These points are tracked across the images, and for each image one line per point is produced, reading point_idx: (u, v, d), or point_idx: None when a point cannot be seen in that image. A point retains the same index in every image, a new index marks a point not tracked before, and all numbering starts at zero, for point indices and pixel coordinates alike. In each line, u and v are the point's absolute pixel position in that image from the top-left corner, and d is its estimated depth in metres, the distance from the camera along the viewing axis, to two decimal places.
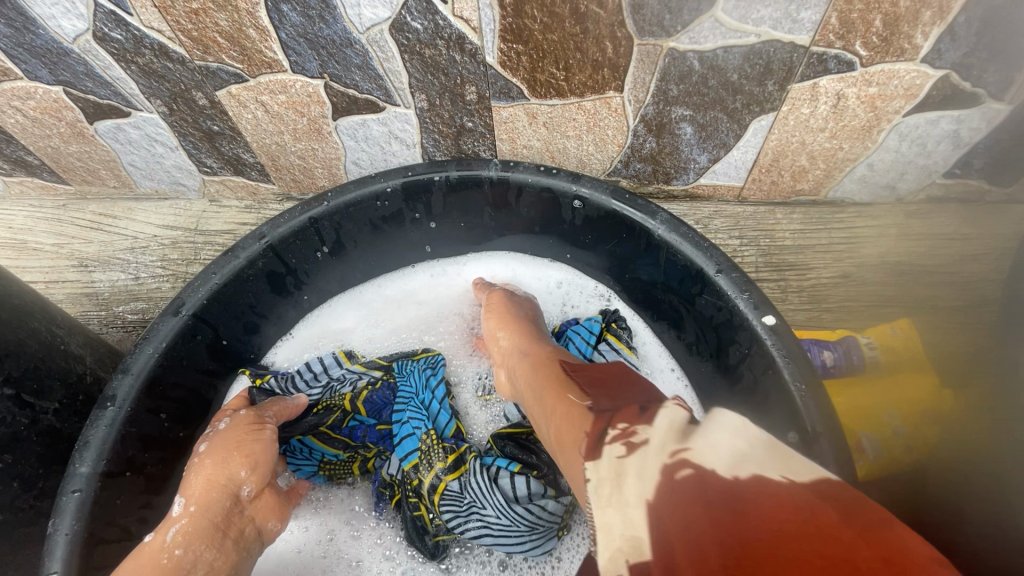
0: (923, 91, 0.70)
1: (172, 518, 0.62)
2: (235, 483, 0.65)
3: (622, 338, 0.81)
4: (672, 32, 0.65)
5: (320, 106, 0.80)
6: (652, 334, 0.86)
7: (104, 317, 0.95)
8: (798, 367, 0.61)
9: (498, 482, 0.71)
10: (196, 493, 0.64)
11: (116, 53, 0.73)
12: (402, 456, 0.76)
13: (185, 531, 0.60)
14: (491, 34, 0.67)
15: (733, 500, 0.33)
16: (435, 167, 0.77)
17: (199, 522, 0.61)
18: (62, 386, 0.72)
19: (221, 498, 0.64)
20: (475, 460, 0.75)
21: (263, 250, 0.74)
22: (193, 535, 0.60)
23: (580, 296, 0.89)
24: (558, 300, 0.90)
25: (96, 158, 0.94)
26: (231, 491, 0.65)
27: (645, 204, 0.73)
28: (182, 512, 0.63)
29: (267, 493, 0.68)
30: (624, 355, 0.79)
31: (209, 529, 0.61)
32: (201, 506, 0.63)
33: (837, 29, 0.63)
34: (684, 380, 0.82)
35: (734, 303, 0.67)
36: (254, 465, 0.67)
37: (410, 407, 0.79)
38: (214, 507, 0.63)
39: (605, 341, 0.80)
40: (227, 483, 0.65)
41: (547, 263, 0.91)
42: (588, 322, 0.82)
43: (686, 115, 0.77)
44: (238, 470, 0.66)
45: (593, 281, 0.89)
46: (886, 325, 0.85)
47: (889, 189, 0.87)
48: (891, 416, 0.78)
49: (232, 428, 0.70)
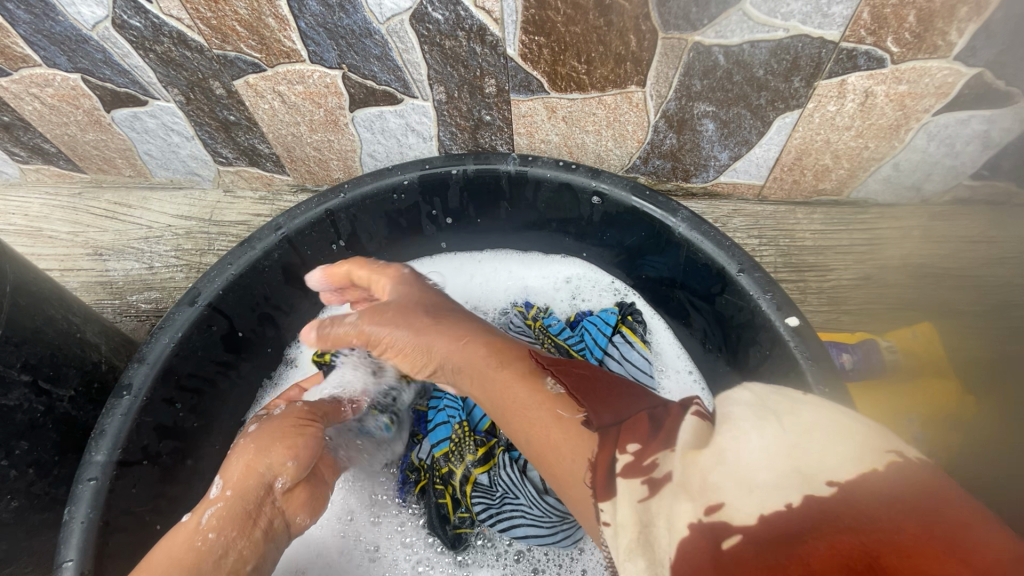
0: (954, 89, 0.68)
1: (209, 499, 0.63)
2: (271, 474, 0.65)
3: (637, 331, 0.80)
4: (698, 26, 0.64)
5: (337, 97, 0.79)
6: (670, 334, 0.84)
7: (117, 306, 0.96)
8: (820, 368, 0.60)
9: (528, 474, 0.74)
10: (234, 478, 0.64)
11: (135, 41, 0.73)
12: (434, 443, 0.77)
13: (219, 515, 0.61)
14: (513, 26, 0.66)
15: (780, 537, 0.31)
16: (453, 160, 0.76)
17: (232, 508, 0.62)
18: (78, 374, 0.72)
19: (256, 488, 0.64)
20: (504, 454, 0.75)
21: (279, 241, 0.74)
22: (225, 521, 0.61)
23: (591, 290, 0.88)
24: (568, 294, 0.88)
25: (112, 147, 0.94)
26: (266, 482, 0.64)
27: (666, 201, 0.72)
28: (219, 495, 0.63)
29: (302, 488, 0.68)
30: (637, 349, 0.79)
31: (242, 517, 0.62)
32: (236, 493, 0.63)
33: (869, 24, 0.61)
34: (700, 383, 0.80)
35: (756, 304, 0.66)
36: (297, 459, 0.66)
37: (449, 397, 0.81)
38: (249, 495, 0.63)
39: (619, 333, 0.80)
40: (264, 473, 0.64)
41: (560, 258, 0.89)
42: (604, 313, 0.82)
43: (708, 111, 0.75)
44: (279, 462, 0.65)
45: (609, 276, 0.88)
46: (908, 329, 0.84)
47: (914, 189, 0.85)
48: (911, 421, 0.77)
49: (281, 417, 0.69)
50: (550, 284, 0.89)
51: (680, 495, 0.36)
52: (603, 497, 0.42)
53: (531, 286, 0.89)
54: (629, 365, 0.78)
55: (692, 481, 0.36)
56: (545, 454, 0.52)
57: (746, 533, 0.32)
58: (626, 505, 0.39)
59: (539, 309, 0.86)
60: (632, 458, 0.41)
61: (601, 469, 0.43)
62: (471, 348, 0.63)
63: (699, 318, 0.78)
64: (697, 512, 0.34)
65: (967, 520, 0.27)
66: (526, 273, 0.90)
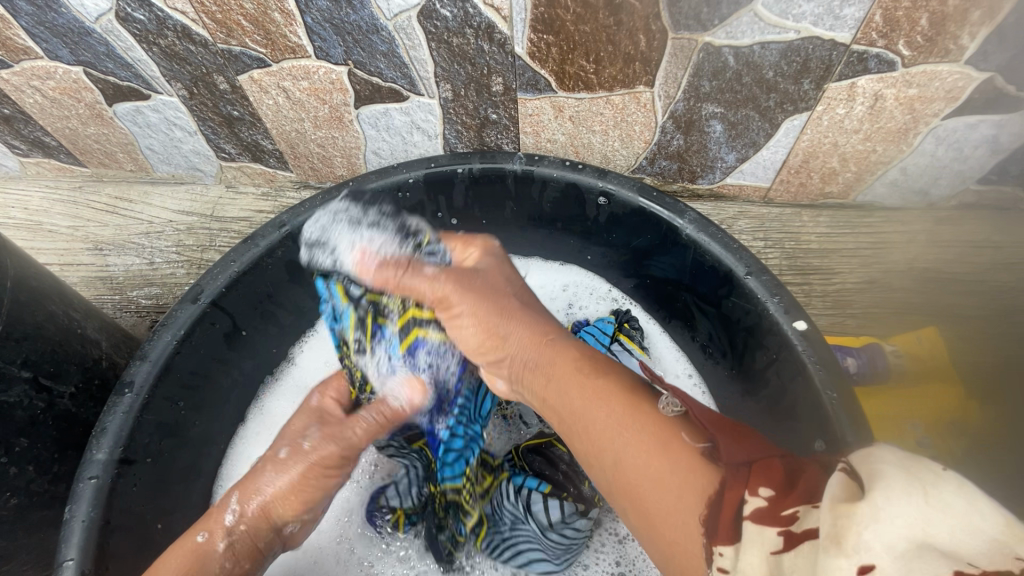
0: (965, 94, 0.67)
1: (220, 523, 0.60)
2: (284, 521, 0.63)
3: (635, 338, 0.80)
4: (709, 26, 0.63)
5: (343, 93, 0.79)
6: (669, 339, 0.85)
7: (118, 301, 0.95)
8: (829, 373, 0.60)
9: (533, 511, 0.69)
10: (251, 513, 0.60)
11: (138, 34, 0.72)
12: (447, 473, 0.68)
13: (235, 547, 0.59)
14: (521, 24, 0.65)
15: None
16: (459, 159, 0.75)
17: (247, 544, 0.60)
18: (78, 370, 0.71)
19: (267, 531, 0.61)
20: (506, 484, 0.73)
21: (283, 239, 0.73)
22: (240, 552, 0.59)
23: (588, 297, 0.88)
24: (565, 302, 0.88)
25: (114, 141, 0.93)
26: (277, 527, 0.62)
27: (673, 202, 0.71)
28: (231, 523, 0.60)
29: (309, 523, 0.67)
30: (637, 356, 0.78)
31: (252, 550, 0.60)
32: (252, 531, 0.60)
33: (881, 27, 0.61)
34: (702, 387, 0.80)
35: (764, 307, 0.65)
36: (310, 510, 0.64)
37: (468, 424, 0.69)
38: (260, 534, 0.61)
39: (619, 341, 0.78)
40: (279, 520, 0.62)
41: (557, 266, 0.89)
42: (600, 322, 0.80)
43: (717, 112, 0.75)
44: (296, 510, 0.63)
45: (607, 283, 0.88)
46: (912, 333, 0.84)
47: (921, 193, 0.85)
48: (915, 426, 0.78)
49: (308, 458, 0.63)
50: (547, 290, 0.88)
51: (829, 549, 0.31)
52: (723, 543, 0.37)
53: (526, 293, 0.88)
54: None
55: (841, 531, 0.31)
56: (629, 486, 0.45)
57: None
58: (754, 554, 0.35)
59: None
60: (768, 505, 0.36)
61: (726, 512, 0.38)
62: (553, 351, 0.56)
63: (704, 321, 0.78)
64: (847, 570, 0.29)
65: None
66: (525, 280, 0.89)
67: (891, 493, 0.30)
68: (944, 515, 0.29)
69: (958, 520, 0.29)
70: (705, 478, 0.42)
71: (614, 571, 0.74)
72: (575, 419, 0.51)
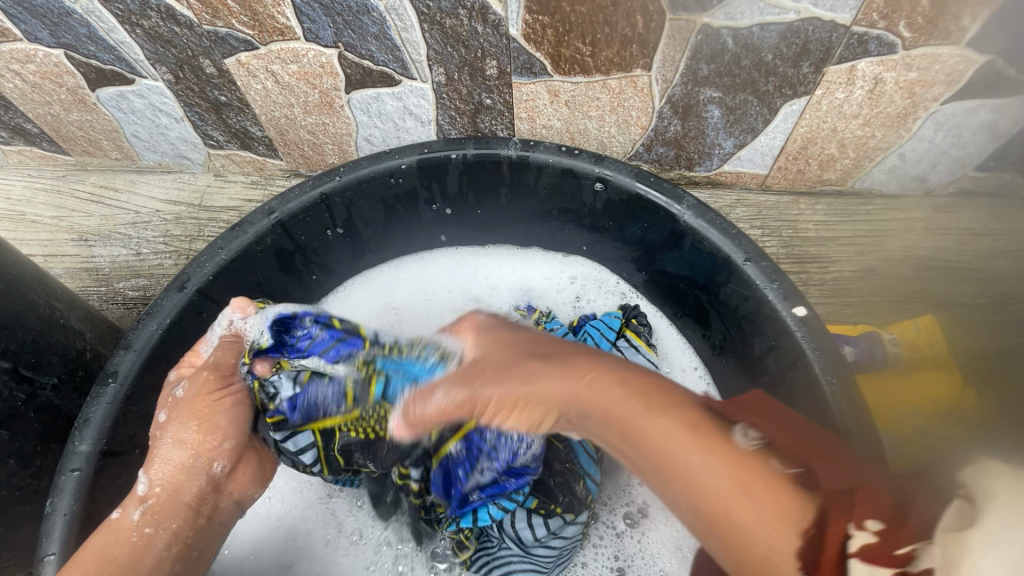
0: (964, 78, 0.67)
1: (137, 496, 0.57)
2: (205, 462, 0.59)
3: (642, 335, 0.77)
4: (707, 7, 0.62)
5: (333, 78, 0.77)
6: (673, 332, 0.82)
7: (104, 293, 0.93)
8: (829, 359, 0.59)
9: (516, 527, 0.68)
10: (160, 475, 0.57)
11: (121, 15, 0.70)
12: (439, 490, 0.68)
13: (153, 510, 0.56)
14: (516, 4, 0.64)
15: None
16: (453, 144, 0.74)
17: (174, 508, 0.57)
18: (61, 362, 0.69)
19: (191, 481, 0.58)
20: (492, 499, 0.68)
21: (272, 226, 0.71)
22: (166, 515, 0.56)
23: (597, 291, 0.86)
24: (572, 294, 0.86)
25: (98, 128, 0.91)
26: (203, 471, 0.59)
27: (671, 188, 0.70)
28: (148, 491, 0.57)
29: (245, 463, 0.62)
30: (643, 353, 0.75)
31: (182, 510, 0.57)
32: (170, 489, 0.57)
33: (882, 8, 0.60)
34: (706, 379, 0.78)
35: (763, 293, 0.64)
36: (230, 439, 0.61)
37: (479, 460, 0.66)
38: (183, 489, 0.58)
39: (624, 338, 0.77)
40: (197, 466, 0.59)
41: (562, 258, 0.88)
42: (607, 318, 0.79)
43: (714, 97, 0.74)
44: (202, 450, 0.59)
45: (614, 276, 0.86)
46: (910, 321, 0.84)
47: (919, 180, 0.84)
48: (913, 415, 0.78)
49: (188, 391, 0.61)
50: (554, 281, 0.87)
51: None
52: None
53: (535, 287, 0.87)
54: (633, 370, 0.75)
55: (955, 555, 0.30)
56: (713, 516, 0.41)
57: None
58: None
59: (542, 313, 0.80)
60: (879, 541, 0.34)
61: (830, 546, 0.35)
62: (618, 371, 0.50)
63: (704, 310, 0.77)
64: None
65: None
66: (529, 271, 0.87)
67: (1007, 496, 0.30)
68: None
69: None
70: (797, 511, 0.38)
71: (613, 566, 0.73)
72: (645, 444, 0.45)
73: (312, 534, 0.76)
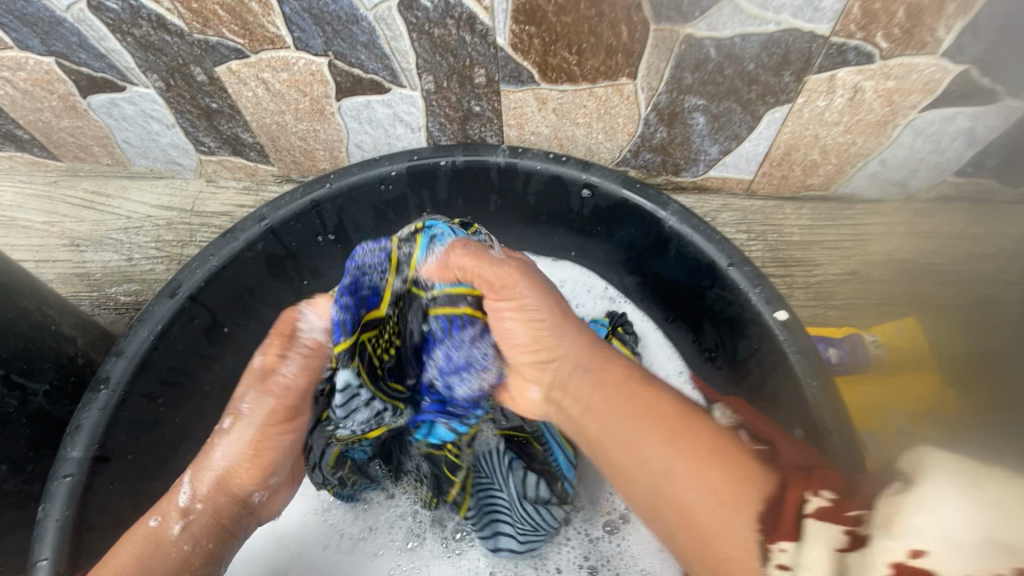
0: (941, 87, 0.68)
1: (178, 507, 0.62)
2: (246, 491, 0.66)
3: (627, 343, 0.77)
4: (690, 18, 0.63)
5: (323, 85, 0.78)
6: (659, 337, 0.83)
7: (96, 299, 0.94)
8: (809, 362, 0.61)
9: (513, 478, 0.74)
10: (205, 491, 0.64)
11: (112, 24, 0.71)
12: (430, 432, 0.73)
13: (192, 525, 0.62)
14: (503, 14, 0.65)
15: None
16: (442, 151, 0.75)
17: (208, 523, 0.63)
18: (53, 368, 0.70)
19: (230, 504, 0.65)
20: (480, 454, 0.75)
21: (263, 232, 0.72)
22: (200, 531, 0.62)
23: (585, 295, 0.86)
24: (561, 298, 0.86)
25: (89, 134, 0.91)
26: (242, 498, 0.66)
27: (656, 194, 0.71)
28: (188, 505, 0.63)
29: (278, 493, 0.70)
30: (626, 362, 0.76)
31: (217, 531, 0.63)
32: (210, 507, 0.64)
33: (859, 19, 0.61)
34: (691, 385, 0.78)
35: (746, 297, 0.66)
36: (273, 475, 0.68)
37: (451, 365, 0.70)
38: (222, 510, 0.64)
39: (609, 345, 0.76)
40: (238, 492, 0.66)
41: (551, 262, 0.88)
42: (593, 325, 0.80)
43: (699, 105, 0.75)
44: (253, 478, 0.66)
45: (602, 281, 0.86)
46: (892, 323, 0.86)
47: (900, 185, 0.86)
48: (894, 414, 0.80)
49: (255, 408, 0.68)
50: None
51: (884, 535, 0.36)
52: (785, 538, 0.41)
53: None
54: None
55: (889, 520, 0.36)
56: (681, 505, 0.49)
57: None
58: (819, 550, 0.38)
59: None
60: (833, 506, 0.40)
61: (789, 512, 0.43)
62: (601, 372, 0.60)
63: (690, 314, 0.78)
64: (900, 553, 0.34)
65: None
66: None
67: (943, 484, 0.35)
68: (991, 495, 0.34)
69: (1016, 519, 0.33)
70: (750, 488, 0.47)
71: (584, 565, 0.75)
72: (622, 441, 0.54)
73: (319, 534, 0.79)
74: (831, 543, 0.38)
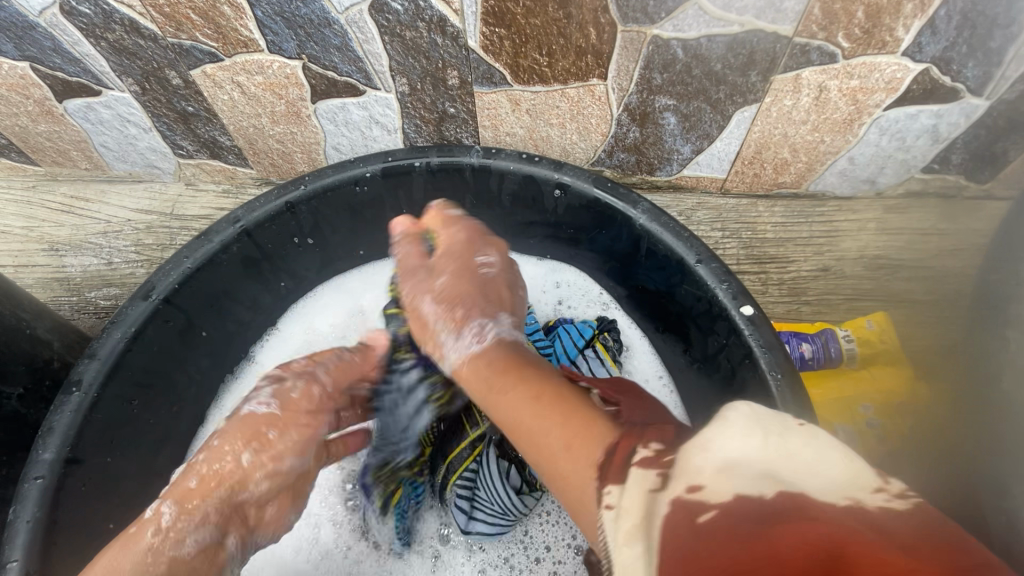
0: (903, 85, 0.70)
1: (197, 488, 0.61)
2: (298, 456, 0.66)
3: (610, 348, 0.79)
4: (656, 19, 0.64)
5: (299, 88, 0.78)
6: (645, 344, 0.84)
7: (75, 303, 0.94)
8: (776, 357, 0.62)
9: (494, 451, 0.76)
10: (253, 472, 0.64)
11: (85, 29, 0.71)
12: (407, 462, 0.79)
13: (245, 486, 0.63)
14: (472, 17, 0.66)
15: (763, 518, 0.32)
16: (416, 152, 0.75)
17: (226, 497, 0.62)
18: (27, 372, 0.70)
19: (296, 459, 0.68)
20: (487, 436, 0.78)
21: (237, 234, 0.72)
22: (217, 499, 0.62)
23: (579, 299, 0.88)
24: (555, 299, 0.88)
25: (67, 139, 0.91)
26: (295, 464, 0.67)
27: (627, 193, 0.72)
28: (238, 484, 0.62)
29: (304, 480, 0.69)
30: (607, 367, 0.78)
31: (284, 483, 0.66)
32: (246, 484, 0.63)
33: (820, 20, 0.63)
34: (670, 388, 0.80)
35: (714, 294, 0.67)
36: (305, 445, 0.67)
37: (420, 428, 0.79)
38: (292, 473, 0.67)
39: (591, 348, 0.79)
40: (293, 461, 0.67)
41: (535, 262, 0.89)
42: (581, 324, 0.82)
43: (669, 104, 0.76)
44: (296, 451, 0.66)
45: (598, 286, 0.87)
46: (863, 319, 0.87)
47: (869, 182, 0.87)
48: (866, 408, 0.81)
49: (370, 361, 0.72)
50: (539, 282, 0.89)
51: (661, 486, 0.36)
52: (613, 483, 0.40)
53: None
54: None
55: (681, 464, 0.37)
56: (553, 475, 0.47)
57: (723, 512, 0.33)
58: (635, 492, 0.37)
59: None
60: (653, 455, 0.40)
61: (622, 456, 0.41)
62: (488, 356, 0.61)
63: (662, 312, 0.79)
64: (678, 489, 0.35)
65: (862, 529, 0.31)
66: None
67: (743, 431, 0.36)
68: (778, 451, 0.36)
69: (799, 463, 0.35)
70: (604, 435, 0.46)
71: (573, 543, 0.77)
72: (499, 397, 0.55)
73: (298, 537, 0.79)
74: (646, 484, 0.38)
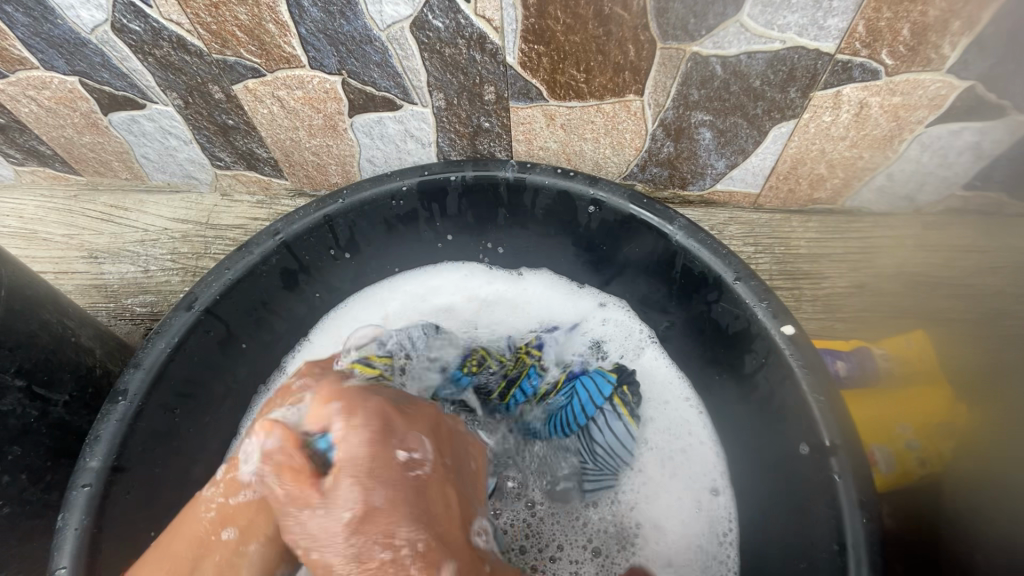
0: (947, 102, 0.69)
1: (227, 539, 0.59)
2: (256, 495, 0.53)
3: (628, 403, 0.77)
4: (696, 36, 0.65)
5: (337, 102, 0.79)
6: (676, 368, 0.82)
7: (112, 309, 0.96)
8: (817, 377, 0.61)
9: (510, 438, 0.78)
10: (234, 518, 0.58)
11: (134, 45, 0.73)
12: None
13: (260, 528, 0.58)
14: (512, 35, 0.67)
15: None
16: (452, 167, 0.76)
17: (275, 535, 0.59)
18: (72, 378, 0.71)
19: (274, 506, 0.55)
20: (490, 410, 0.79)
21: (276, 246, 0.74)
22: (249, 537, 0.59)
23: (622, 340, 0.85)
24: (598, 335, 0.86)
25: (109, 150, 0.93)
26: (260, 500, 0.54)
27: (663, 209, 0.72)
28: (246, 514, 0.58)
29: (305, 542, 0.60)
30: (623, 422, 0.76)
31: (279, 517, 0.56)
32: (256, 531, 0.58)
33: (864, 37, 0.62)
34: (700, 408, 0.80)
35: (753, 312, 0.66)
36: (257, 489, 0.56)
37: None
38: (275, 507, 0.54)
39: (610, 404, 0.76)
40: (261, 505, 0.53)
41: (577, 288, 0.88)
42: (600, 376, 0.78)
43: (705, 120, 0.76)
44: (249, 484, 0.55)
45: (638, 325, 0.86)
46: (902, 337, 0.85)
47: (908, 199, 0.86)
48: (904, 429, 0.79)
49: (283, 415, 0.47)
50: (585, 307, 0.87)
51: None
52: None
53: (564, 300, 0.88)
54: (610, 436, 0.76)
55: None
56: None
57: None
58: None
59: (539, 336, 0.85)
60: None
61: None
62: None
63: (699, 335, 0.78)
64: None
65: None
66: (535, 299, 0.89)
67: None
68: None
69: None
70: None
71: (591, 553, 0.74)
72: None
73: None
74: None
